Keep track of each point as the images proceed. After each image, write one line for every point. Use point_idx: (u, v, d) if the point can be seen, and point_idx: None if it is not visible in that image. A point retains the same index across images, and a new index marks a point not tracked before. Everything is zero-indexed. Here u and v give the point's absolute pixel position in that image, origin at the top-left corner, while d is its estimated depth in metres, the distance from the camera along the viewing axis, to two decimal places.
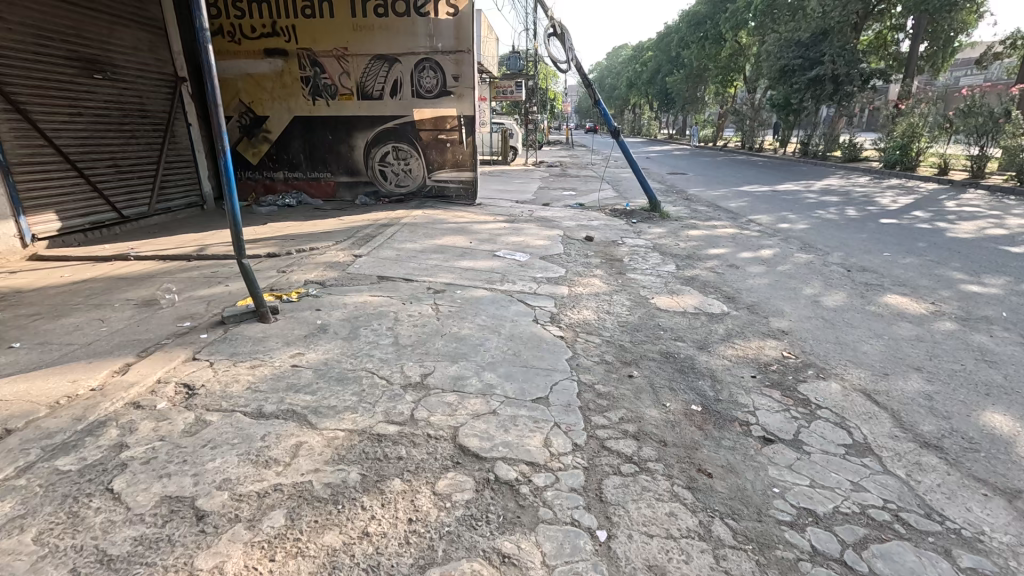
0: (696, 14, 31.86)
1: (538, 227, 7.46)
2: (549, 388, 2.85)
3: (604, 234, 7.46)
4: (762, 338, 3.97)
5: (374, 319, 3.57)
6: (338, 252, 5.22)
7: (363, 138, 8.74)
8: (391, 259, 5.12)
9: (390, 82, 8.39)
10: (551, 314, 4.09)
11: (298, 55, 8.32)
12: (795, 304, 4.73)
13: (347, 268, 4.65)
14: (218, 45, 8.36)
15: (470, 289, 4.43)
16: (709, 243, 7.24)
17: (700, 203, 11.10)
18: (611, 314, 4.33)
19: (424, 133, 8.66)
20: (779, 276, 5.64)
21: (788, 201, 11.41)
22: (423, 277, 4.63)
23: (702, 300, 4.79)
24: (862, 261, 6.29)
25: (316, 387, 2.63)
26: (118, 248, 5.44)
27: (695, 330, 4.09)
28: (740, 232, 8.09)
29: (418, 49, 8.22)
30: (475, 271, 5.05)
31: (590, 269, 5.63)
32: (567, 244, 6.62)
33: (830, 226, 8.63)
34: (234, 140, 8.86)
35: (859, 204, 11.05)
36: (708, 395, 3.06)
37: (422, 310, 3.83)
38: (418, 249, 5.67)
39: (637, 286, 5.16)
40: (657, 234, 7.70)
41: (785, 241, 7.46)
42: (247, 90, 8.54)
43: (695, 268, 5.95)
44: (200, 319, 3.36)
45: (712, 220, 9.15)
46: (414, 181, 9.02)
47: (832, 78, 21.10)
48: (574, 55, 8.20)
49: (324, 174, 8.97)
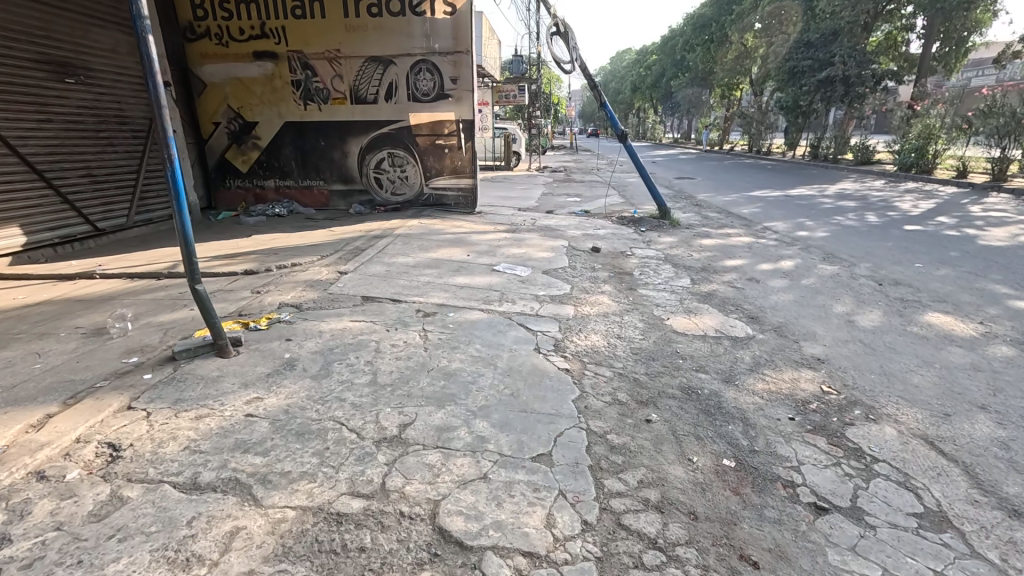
0: (702, 16, 31.51)
1: (541, 237, 6.99)
2: (552, 442, 2.37)
3: (612, 244, 7.00)
4: (796, 367, 3.49)
5: (352, 350, 3.12)
6: (321, 268, 4.77)
7: (357, 144, 8.33)
8: (380, 276, 4.67)
9: (384, 85, 7.99)
10: (555, 340, 3.62)
11: (289, 58, 7.94)
12: (828, 325, 4.24)
13: (328, 288, 4.20)
14: (205, 48, 7.95)
15: (465, 311, 3.97)
16: (724, 253, 6.76)
17: (710, 209, 10.61)
18: (622, 339, 3.85)
19: (421, 139, 8.23)
20: (805, 291, 5.15)
21: (802, 207, 10.92)
22: (412, 297, 4.18)
23: (723, 321, 4.30)
24: (892, 273, 5.79)
25: (270, 444, 2.17)
26: (85, 265, 5.03)
27: (720, 358, 3.60)
28: (756, 241, 7.60)
29: (414, 51, 7.81)
30: (471, 289, 4.60)
31: (598, 284, 5.17)
32: (572, 256, 6.15)
33: (852, 233, 8.13)
34: (223, 147, 8.47)
35: (878, 209, 10.53)
36: (742, 444, 2.57)
37: (409, 338, 3.37)
38: (411, 263, 5.22)
39: (649, 304, 4.68)
40: (668, 244, 7.22)
41: (806, 251, 6.97)
42: (235, 94, 8.15)
43: (712, 282, 5.47)
44: (150, 354, 2.92)
45: (725, 228, 8.67)
46: (411, 189, 8.59)
47: (843, 79, 20.55)
48: (578, 55, 7.76)
49: (317, 182, 8.57)
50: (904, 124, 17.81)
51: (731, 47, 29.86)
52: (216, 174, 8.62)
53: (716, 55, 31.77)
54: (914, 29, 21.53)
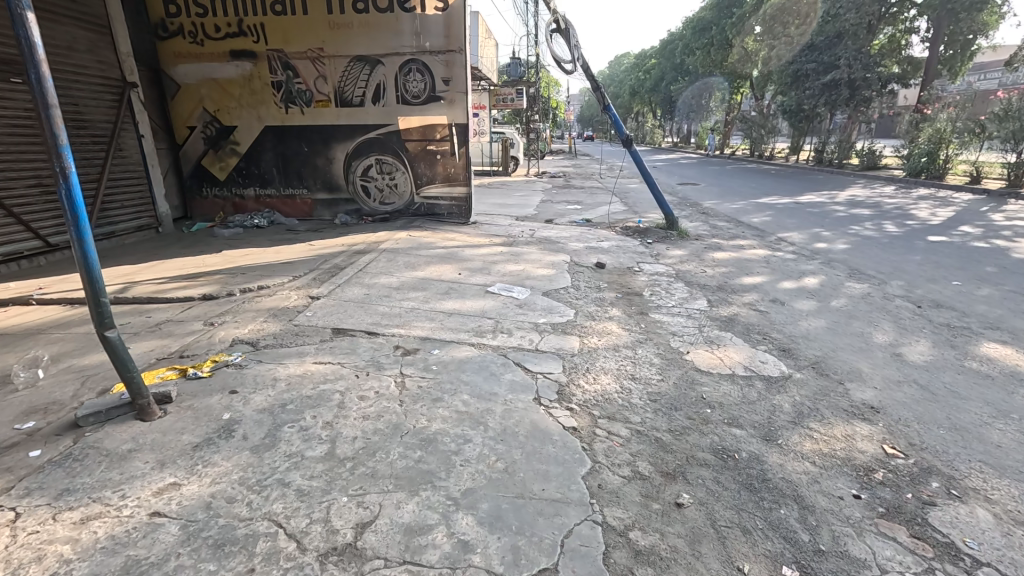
0: (701, 20, 31.12)
1: (541, 251, 6.42)
2: (558, 549, 1.79)
3: (618, 259, 6.43)
4: (847, 419, 2.91)
5: (311, 407, 2.53)
6: (291, 293, 4.19)
7: (343, 150, 7.76)
8: (357, 302, 4.09)
9: (371, 87, 7.43)
10: (558, 385, 3.03)
11: (268, 57, 7.39)
12: (873, 360, 3.66)
13: (294, 319, 3.61)
14: (179, 47, 7.40)
15: (452, 347, 3.39)
16: (741, 269, 6.20)
17: (719, 218, 10.07)
18: (637, 382, 3.25)
19: (411, 144, 7.66)
20: (838, 316, 4.58)
21: (814, 215, 10.38)
22: (391, 329, 3.60)
23: (752, 355, 3.72)
24: (930, 292, 5.23)
25: (172, 567, 1.58)
26: (23, 288, 4.44)
27: (755, 408, 3.02)
28: (772, 254, 7.03)
29: (403, 49, 7.26)
30: (461, 316, 4.02)
31: (605, 308, 4.60)
32: (575, 273, 5.59)
33: (873, 245, 7.58)
34: (199, 153, 7.90)
35: (893, 218, 10.01)
36: (802, 541, 1.99)
37: (381, 386, 2.78)
38: (394, 284, 4.64)
39: (665, 333, 4.12)
40: (678, 258, 6.66)
41: (828, 265, 6.41)
42: (212, 97, 7.60)
43: (732, 305, 4.89)
44: (51, 417, 2.32)
45: (737, 239, 8.10)
46: (400, 198, 8.01)
47: (848, 83, 20.09)
48: (580, 54, 7.21)
49: (300, 191, 7.99)
50: (912, 129, 17.30)
51: (732, 50, 29.39)
52: (192, 182, 8.04)
53: (717, 59, 31.32)
54: (917, 31, 21.10)
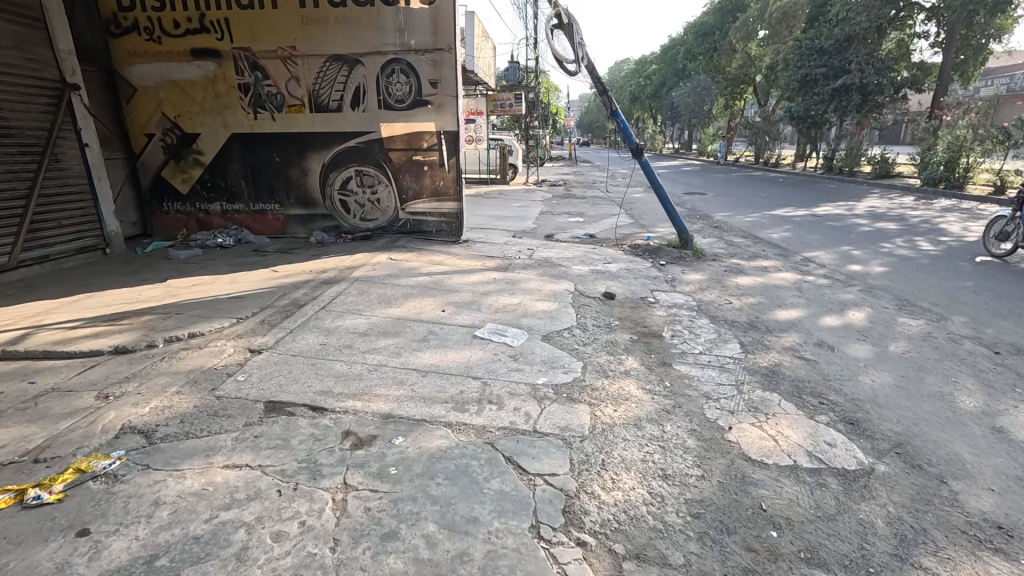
0: (705, 24, 30.40)
1: (540, 277, 5.58)
2: None
3: (628, 286, 5.59)
4: (974, 552, 2.06)
5: (193, 562, 1.67)
6: (228, 344, 3.35)
7: (319, 160, 6.93)
8: (310, 358, 3.24)
9: (350, 89, 6.62)
10: (564, 498, 2.18)
11: (234, 56, 6.59)
12: (972, 441, 2.80)
13: (217, 390, 2.75)
14: (134, 45, 6.61)
15: (421, 431, 2.54)
16: (772, 299, 5.38)
17: (734, 233, 9.28)
18: (670, 483, 2.40)
19: (394, 154, 6.84)
20: (904, 368, 3.74)
21: (837, 230, 9.55)
22: (346, 402, 2.76)
23: (814, 434, 2.86)
24: (1004, 332, 4.41)
25: None
26: None
27: (839, 531, 2.16)
28: (804, 279, 6.21)
29: (385, 47, 6.45)
30: (440, 376, 3.17)
31: (618, 358, 3.76)
32: (581, 307, 4.76)
33: (913, 267, 6.74)
34: (158, 164, 7.08)
35: (925, 234, 9.18)
36: None
37: (310, 514, 1.93)
38: (362, 328, 3.80)
39: (696, 397, 3.28)
40: (696, 285, 5.85)
41: (871, 294, 5.58)
42: (171, 101, 6.79)
43: (771, 352, 4.05)
44: None
45: (759, 259, 7.28)
46: (384, 214, 7.15)
47: (860, 88, 19.31)
48: (584, 52, 6.40)
49: (271, 205, 7.16)
50: (928, 136, 16.54)
51: (735, 55, 28.69)
52: (151, 195, 7.21)
53: (720, 64, 30.60)
54: (929, 35, 20.41)
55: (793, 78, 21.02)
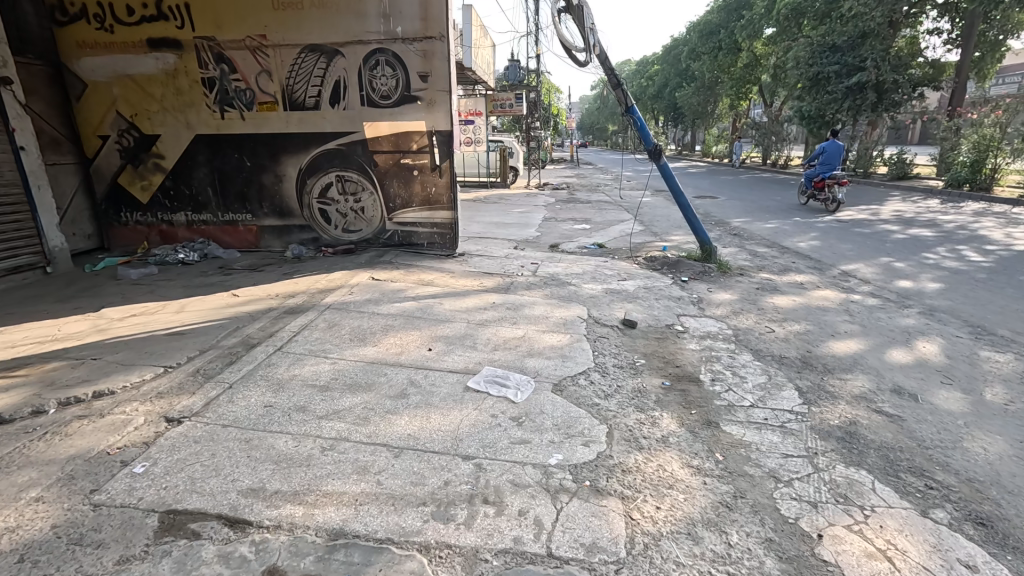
0: (709, 23, 29.27)
1: (547, 300, 4.78)
2: None
3: (650, 310, 4.78)
4: None
5: None
6: (137, 410, 2.53)
7: (295, 164, 6.13)
8: (247, 429, 2.43)
9: (328, 84, 5.83)
10: None
11: (196, 47, 5.80)
12: None
13: (94, 495, 1.94)
14: (83, 34, 5.82)
15: (380, 568, 1.72)
16: (821, 326, 4.57)
17: (755, 241, 8.48)
18: None
19: (380, 157, 6.04)
20: (1018, 429, 2.92)
21: (868, 237, 8.77)
22: (280, 510, 1.94)
23: (940, 547, 2.04)
24: None
25: None
26: None
27: None
28: (850, 299, 5.40)
29: (368, 35, 5.66)
30: (418, 457, 2.34)
31: (650, 417, 2.93)
32: (597, 340, 3.96)
33: (971, 282, 5.94)
34: (114, 170, 6.28)
35: (967, 241, 8.35)
36: None
37: None
38: (325, 379, 2.99)
39: (761, 479, 2.45)
40: (728, 307, 5.05)
41: (934, 318, 4.77)
42: (127, 98, 6.01)
43: (840, 403, 3.22)
44: None
45: (791, 273, 6.49)
46: (369, 225, 6.35)
47: (875, 86, 18.49)
48: (596, 39, 5.60)
49: (242, 215, 6.36)
50: (949, 136, 15.72)
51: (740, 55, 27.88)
52: (107, 205, 6.42)
53: (725, 63, 29.83)
54: (943, 32, 19.59)
55: (804, 76, 20.19)
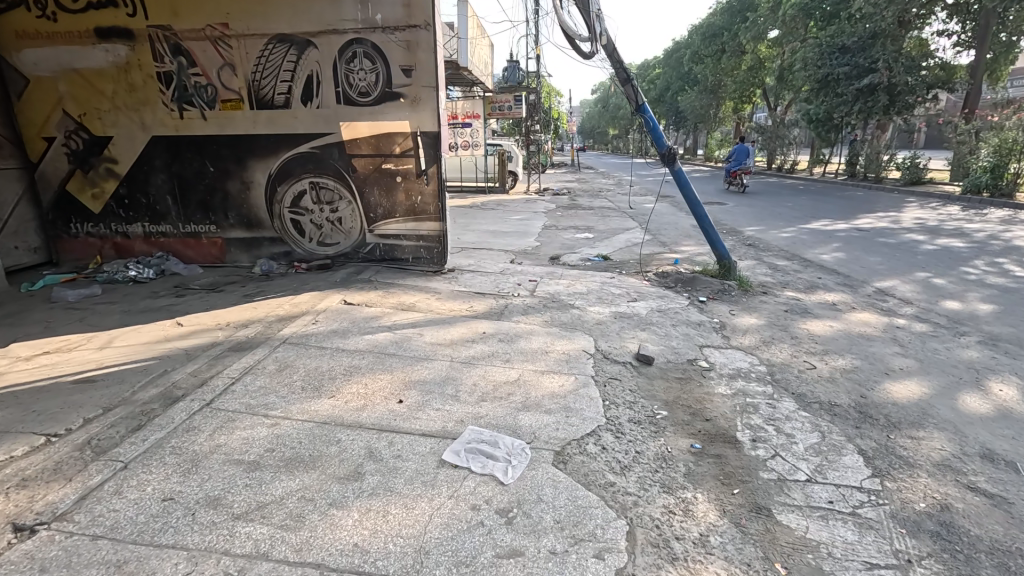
0: (712, 26, 28.71)
1: (546, 329, 4.09)
2: None
3: (666, 341, 4.09)
4: None
5: None
6: None
7: (263, 170, 5.45)
8: (123, 545, 1.72)
9: (299, 79, 5.15)
10: None
11: (150, 38, 5.13)
12: None
13: None
14: (23, 24, 5.17)
15: None
16: (868, 360, 3.88)
17: (773, 253, 7.80)
18: None
19: (359, 161, 5.36)
20: None
21: (894, 248, 8.10)
22: None
23: None
24: None
25: None
26: None
27: None
28: (894, 324, 4.71)
29: (343, 25, 5.01)
30: None
31: (680, 502, 2.24)
32: (606, 383, 3.25)
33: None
34: (62, 176, 5.60)
35: (1005, 254, 7.63)
36: None
37: None
38: (256, 451, 2.29)
39: None
40: (755, 335, 4.36)
41: (999, 349, 4.08)
42: (74, 95, 5.34)
43: (922, 474, 2.52)
44: None
45: (819, 291, 5.81)
46: (347, 237, 5.67)
47: (886, 89, 17.78)
48: (602, 27, 4.95)
49: (206, 226, 5.67)
50: (967, 139, 15.01)
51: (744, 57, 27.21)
52: (55, 214, 5.73)
53: (728, 67, 29.21)
54: (953, 34, 18.90)
55: (813, 78, 19.55)
